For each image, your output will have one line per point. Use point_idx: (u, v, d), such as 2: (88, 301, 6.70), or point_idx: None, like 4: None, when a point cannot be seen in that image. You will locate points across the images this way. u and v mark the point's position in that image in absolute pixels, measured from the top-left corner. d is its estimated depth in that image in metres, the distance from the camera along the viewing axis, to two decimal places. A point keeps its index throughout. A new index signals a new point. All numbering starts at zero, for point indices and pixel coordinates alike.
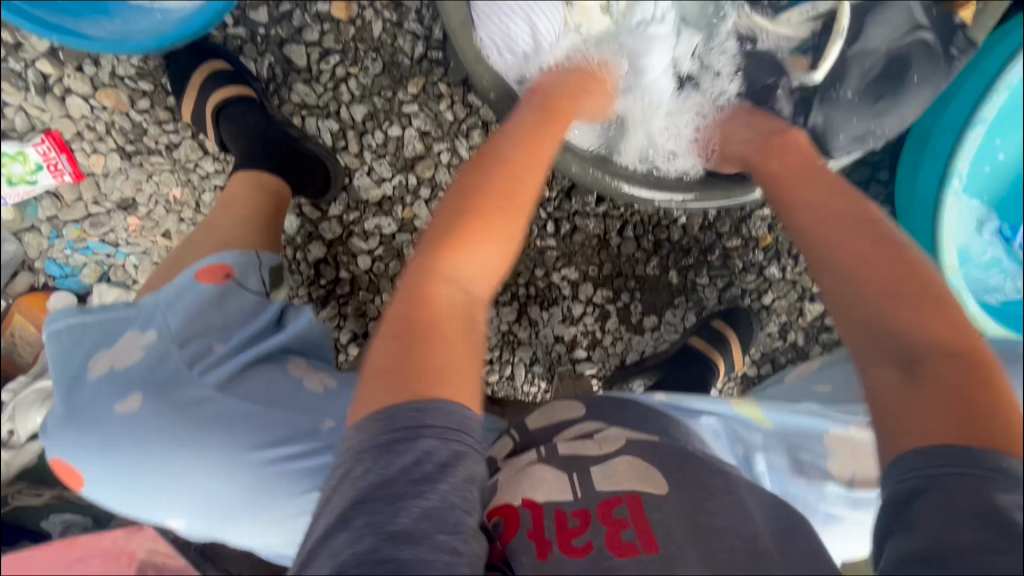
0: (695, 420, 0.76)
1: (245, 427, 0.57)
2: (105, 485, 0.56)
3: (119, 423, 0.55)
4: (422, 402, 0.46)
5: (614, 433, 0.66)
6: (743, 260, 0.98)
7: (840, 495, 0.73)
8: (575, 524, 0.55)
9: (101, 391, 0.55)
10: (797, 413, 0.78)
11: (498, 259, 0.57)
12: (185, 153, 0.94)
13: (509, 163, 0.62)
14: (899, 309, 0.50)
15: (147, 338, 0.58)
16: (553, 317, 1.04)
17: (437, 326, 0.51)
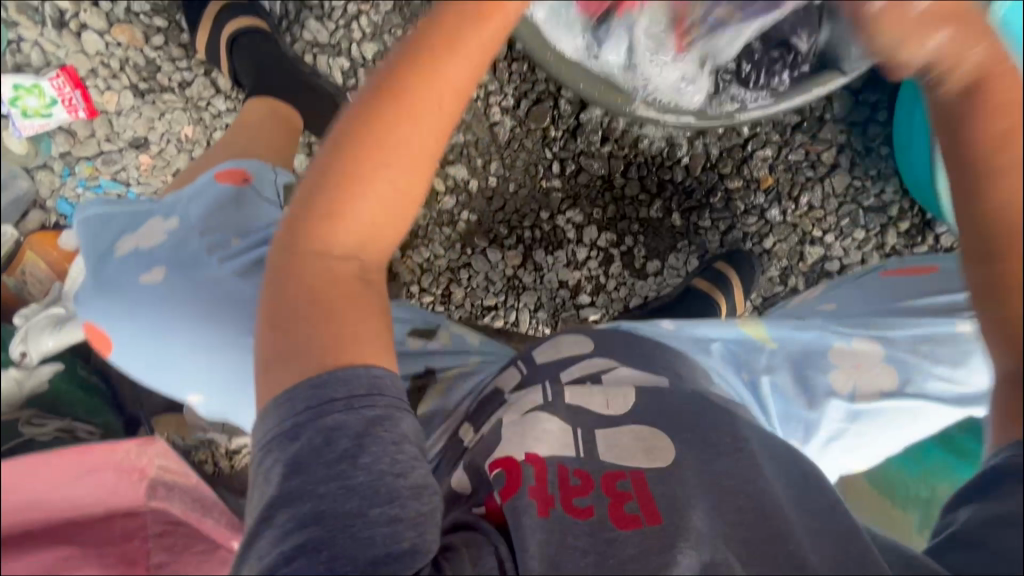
0: (701, 346, 0.79)
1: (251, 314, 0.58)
2: (131, 353, 0.59)
3: (143, 294, 0.57)
4: (317, 379, 0.47)
5: (625, 376, 0.68)
6: (745, 202, 1.00)
7: (842, 409, 0.75)
8: (577, 486, 0.55)
9: (126, 266, 0.58)
10: (800, 332, 0.81)
11: (389, 221, 0.54)
12: (197, 91, 0.95)
13: (387, 118, 0.51)
14: None
15: (169, 224, 0.60)
16: (557, 261, 1.05)
17: (321, 301, 0.51)
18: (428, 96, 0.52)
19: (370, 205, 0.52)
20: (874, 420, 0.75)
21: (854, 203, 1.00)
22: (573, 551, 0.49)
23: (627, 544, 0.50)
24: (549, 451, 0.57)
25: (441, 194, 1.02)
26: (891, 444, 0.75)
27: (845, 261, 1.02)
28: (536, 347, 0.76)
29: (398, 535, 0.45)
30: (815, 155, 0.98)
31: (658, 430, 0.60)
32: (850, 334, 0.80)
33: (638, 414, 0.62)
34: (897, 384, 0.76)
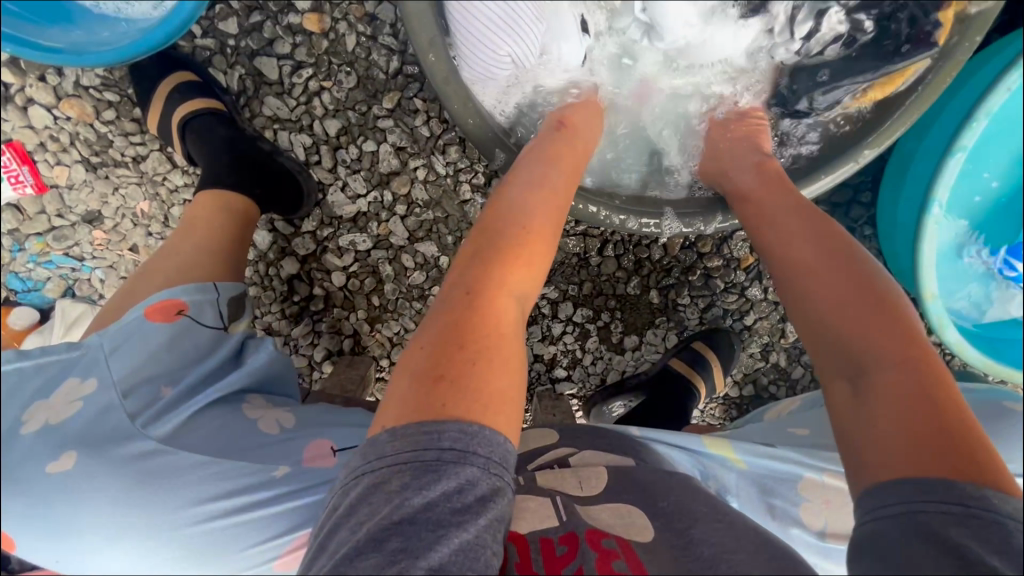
0: (669, 456, 0.71)
1: (187, 477, 0.51)
2: (40, 549, 0.47)
3: (44, 487, 0.47)
4: (472, 427, 0.46)
5: (591, 456, 0.67)
6: (725, 280, 0.97)
7: (810, 544, 0.68)
8: (564, 552, 0.53)
9: (35, 448, 0.47)
10: (769, 457, 0.72)
11: (540, 275, 0.58)
12: (152, 166, 0.91)
13: (545, 202, 0.61)
14: (888, 341, 0.53)
15: (86, 388, 0.51)
16: (532, 336, 1.02)
17: (485, 341, 0.51)
18: (563, 187, 0.65)
19: (537, 255, 0.58)
20: (842, 562, 0.68)
21: None
22: None
23: None
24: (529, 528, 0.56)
25: (409, 269, 0.97)
26: None
27: None
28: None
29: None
30: None
31: (633, 507, 0.59)
32: (820, 466, 0.72)
33: (611, 494, 0.61)
34: None
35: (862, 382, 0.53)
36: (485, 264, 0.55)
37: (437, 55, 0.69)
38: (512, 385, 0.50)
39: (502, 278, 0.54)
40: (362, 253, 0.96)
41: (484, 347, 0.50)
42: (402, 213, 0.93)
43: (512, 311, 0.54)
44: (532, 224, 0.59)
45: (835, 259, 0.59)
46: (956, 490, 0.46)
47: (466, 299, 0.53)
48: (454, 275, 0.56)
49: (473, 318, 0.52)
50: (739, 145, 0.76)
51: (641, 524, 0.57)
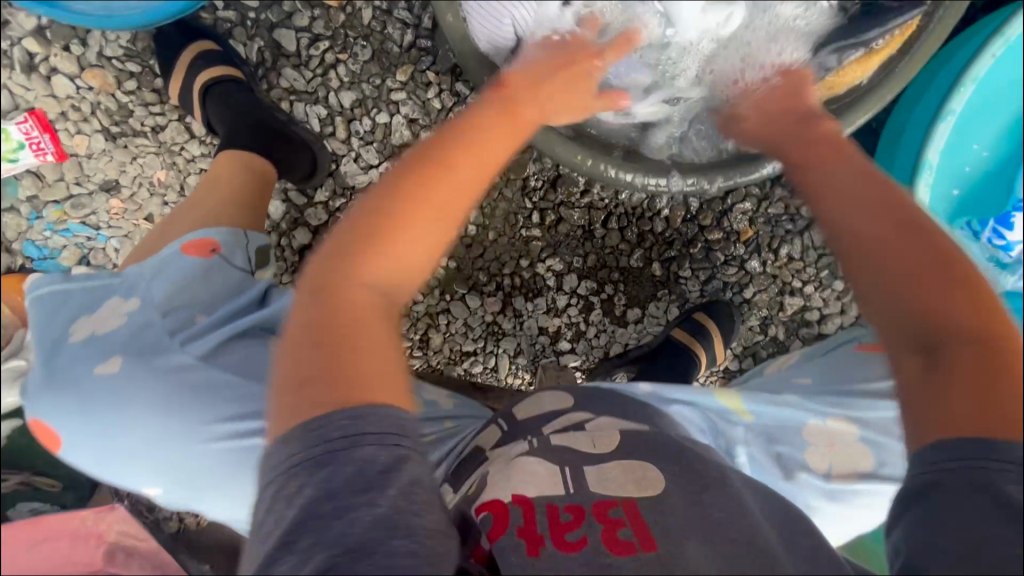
0: (678, 413, 0.74)
1: (219, 394, 0.55)
2: (85, 448, 0.52)
3: (90, 391, 0.51)
4: (356, 408, 0.47)
5: (607, 423, 0.68)
6: (725, 253, 1.00)
7: (817, 487, 0.71)
8: (569, 519, 0.55)
9: (82, 355, 0.52)
10: (776, 405, 0.75)
11: (423, 251, 0.55)
12: (170, 136, 0.93)
13: (431, 171, 0.57)
14: (954, 304, 0.50)
15: (130, 305, 0.54)
16: (537, 308, 1.05)
17: (353, 330, 0.50)
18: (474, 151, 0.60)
19: (413, 230, 0.54)
20: (848, 500, 0.71)
21: (833, 256, 1.00)
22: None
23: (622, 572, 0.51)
24: (536, 491, 0.58)
25: None
26: (871, 521, 0.72)
27: (824, 311, 1.03)
28: (517, 403, 0.75)
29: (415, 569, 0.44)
30: (794, 209, 0.98)
31: (645, 463, 0.62)
32: (826, 411, 0.74)
33: (624, 451, 0.63)
34: (872, 466, 0.71)
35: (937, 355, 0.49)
36: (351, 250, 0.53)
37: (454, 15, 0.75)
38: (388, 367, 0.50)
39: (366, 264, 0.52)
40: None
41: (348, 341, 0.50)
42: None
43: (375, 298, 0.53)
44: (403, 197, 0.55)
45: (903, 217, 0.54)
46: (1009, 450, 0.45)
47: (331, 289, 0.52)
48: (320, 266, 0.54)
49: (340, 311, 0.51)
50: (766, 101, 0.73)
51: (651, 478, 0.60)
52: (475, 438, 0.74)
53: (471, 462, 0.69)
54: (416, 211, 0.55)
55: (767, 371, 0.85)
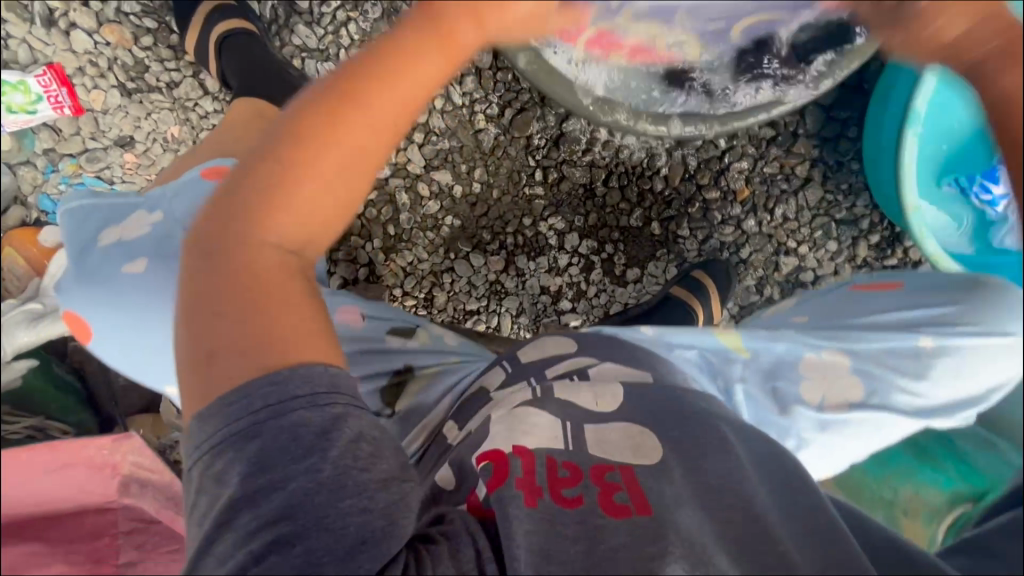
0: (678, 355, 0.78)
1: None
2: (109, 345, 0.55)
3: (117, 291, 0.54)
4: (279, 373, 0.48)
5: (610, 370, 0.70)
6: (722, 212, 1.03)
7: (811, 419, 0.73)
8: (566, 475, 0.56)
9: (111, 259, 0.55)
10: (774, 340, 0.78)
11: (330, 212, 0.52)
12: (184, 91, 0.96)
13: (318, 130, 0.49)
14: None
15: (154, 217, 0.57)
16: (539, 267, 1.07)
17: (260, 299, 0.50)
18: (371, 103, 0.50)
19: (311, 194, 0.51)
20: (842, 431, 0.73)
21: (827, 216, 1.03)
22: (562, 537, 0.50)
23: (617, 535, 0.50)
24: (537, 444, 0.59)
25: (425, 198, 1.03)
26: (863, 449, 0.73)
27: (818, 272, 1.05)
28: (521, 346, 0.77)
29: (367, 524, 0.46)
30: (789, 169, 1.01)
31: (646, 428, 0.62)
32: (821, 345, 0.77)
33: (627, 412, 0.64)
34: (863, 396, 0.74)
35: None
36: (243, 217, 0.50)
37: None
38: (306, 326, 0.51)
39: (265, 232, 0.51)
40: (382, 180, 1.02)
41: (257, 308, 0.50)
42: (419, 141, 0.99)
43: (286, 259, 0.52)
44: (292, 162, 0.49)
45: None
46: None
47: (230, 258, 0.50)
48: (212, 231, 0.51)
49: (243, 280, 0.50)
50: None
51: (648, 445, 0.61)
52: (478, 380, 0.74)
53: (475, 401, 0.69)
54: (310, 177, 0.50)
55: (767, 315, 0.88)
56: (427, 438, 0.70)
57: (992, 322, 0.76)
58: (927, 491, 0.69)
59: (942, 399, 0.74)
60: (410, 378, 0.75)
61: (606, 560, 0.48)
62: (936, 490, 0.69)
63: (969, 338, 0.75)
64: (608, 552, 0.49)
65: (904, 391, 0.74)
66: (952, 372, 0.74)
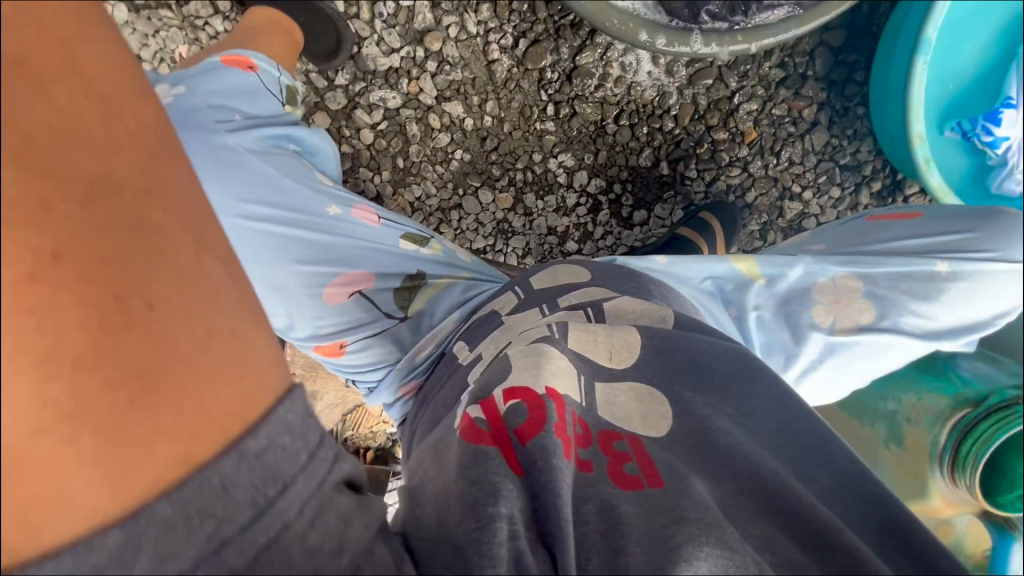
0: (695, 284, 0.79)
1: (251, 177, 0.70)
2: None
3: None
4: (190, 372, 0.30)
5: (626, 306, 0.67)
6: (730, 154, 1.04)
7: (819, 341, 0.76)
8: (580, 433, 0.51)
9: None
10: (789, 268, 0.79)
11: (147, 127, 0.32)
12: (194, 9, 0.94)
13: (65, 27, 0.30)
14: None
15: (176, 91, 0.70)
16: (547, 206, 1.07)
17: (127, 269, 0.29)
18: None
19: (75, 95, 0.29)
20: (845, 353, 0.77)
21: (831, 161, 1.04)
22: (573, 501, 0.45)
23: (627, 503, 0.45)
24: (566, 389, 0.53)
25: (436, 130, 1.02)
26: (864, 374, 0.78)
27: (821, 218, 1.07)
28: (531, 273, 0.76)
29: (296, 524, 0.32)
30: (797, 112, 1.02)
31: (656, 391, 0.56)
32: (833, 269, 0.79)
33: (640, 369, 0.58)
34: (873, 320, 0.77)
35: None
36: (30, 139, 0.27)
37: None
38: (180, 240, 0.31)
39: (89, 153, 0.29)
40: (392, 110, 1.01)
41: (71, 261, 0.27)
42: (432, 70, 0.98)
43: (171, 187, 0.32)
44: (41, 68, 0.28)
45: None
46: None
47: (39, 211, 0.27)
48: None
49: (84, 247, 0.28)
50: None
51: (660, 411, 0.54)
52: (492, 301, 0.73)
53: (486, 323, 0.69)
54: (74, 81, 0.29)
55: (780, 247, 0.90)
56: (439, 348, 0.71)
57: (1009, 249, 0.77)
58: (930, 397, 0.73)
59: (949, 323, 0.77)
60: (422, 285, 0.74)
61: (622, 524, 0.43)
62: (940, 396, 0.72)
63: (983, 263, 0.77)
64: (623, 518, 0.43)
65: (915, 314, 0.76)
66: (963, 297, 0.77)
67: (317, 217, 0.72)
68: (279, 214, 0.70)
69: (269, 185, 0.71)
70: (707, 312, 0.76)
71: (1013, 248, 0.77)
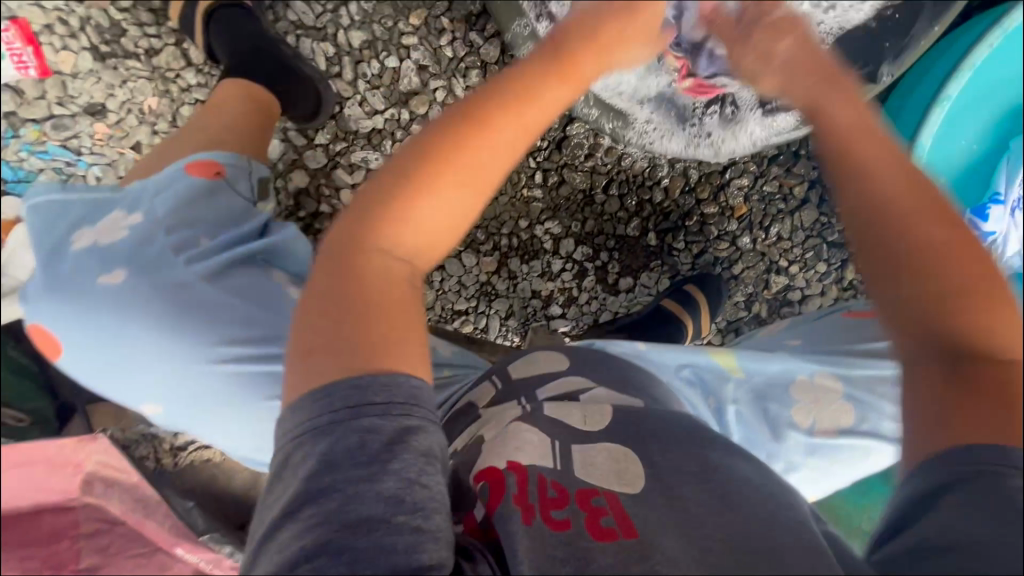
0: (671, 373, 0.76)
1: (216, 318, 0.54)
2: (91, 355, 0.53)
3: (90, 296, 0.51)
4: (361, 376, 0.42)
5: (602, 395, 0.64)
6: (718, 228, 1.03)
7: (800, 442, 0.74)
8: (554, 495, 0.50)
9: (82, 264, 0.52)
10: (766, 362, 0.78)
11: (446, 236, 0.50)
12: (165, 61, 0.90)
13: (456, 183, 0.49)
14: (973, 317, 0.47)
15: (130, 220, 0.54)
16: (532, 271, 1.04)
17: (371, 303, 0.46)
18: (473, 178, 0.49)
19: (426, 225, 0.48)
20: (827, 455, 0.75)
21: (819, 239, 1.04)
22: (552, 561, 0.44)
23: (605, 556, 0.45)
24: (530, 459, 0.53)
25: None
26: (846, 476, 0.75)
27: (806, 292, 1.05)
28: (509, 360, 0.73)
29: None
30: (788, 189, 1.02)
31: (630, 450, 0.54)
32: (812, 367, 0.78)
33: (613, 431, 0.57)
34: (852, 423, 0.75)
35: (960, 364, 0.46)
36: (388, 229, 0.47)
37: None
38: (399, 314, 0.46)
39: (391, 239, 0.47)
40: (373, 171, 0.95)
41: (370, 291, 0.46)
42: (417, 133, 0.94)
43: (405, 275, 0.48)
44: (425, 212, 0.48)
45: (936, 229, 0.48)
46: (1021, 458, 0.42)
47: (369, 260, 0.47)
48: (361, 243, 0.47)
49: (360, 281, 0.46)
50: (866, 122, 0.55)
51: (634, 470, 0.53)
52: (470, 392, 0.71)
53: (465, 417, 0.67)
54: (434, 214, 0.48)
55: (760, 336, 0.88)
56: None
57: None
58: None
59: None
60: None
61: None
62: None
63: None
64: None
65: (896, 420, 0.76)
66: None
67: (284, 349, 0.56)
68: (251, 353, 0.55)
69: (241, 317, 0.55)
70: (693, 408, 0.72)
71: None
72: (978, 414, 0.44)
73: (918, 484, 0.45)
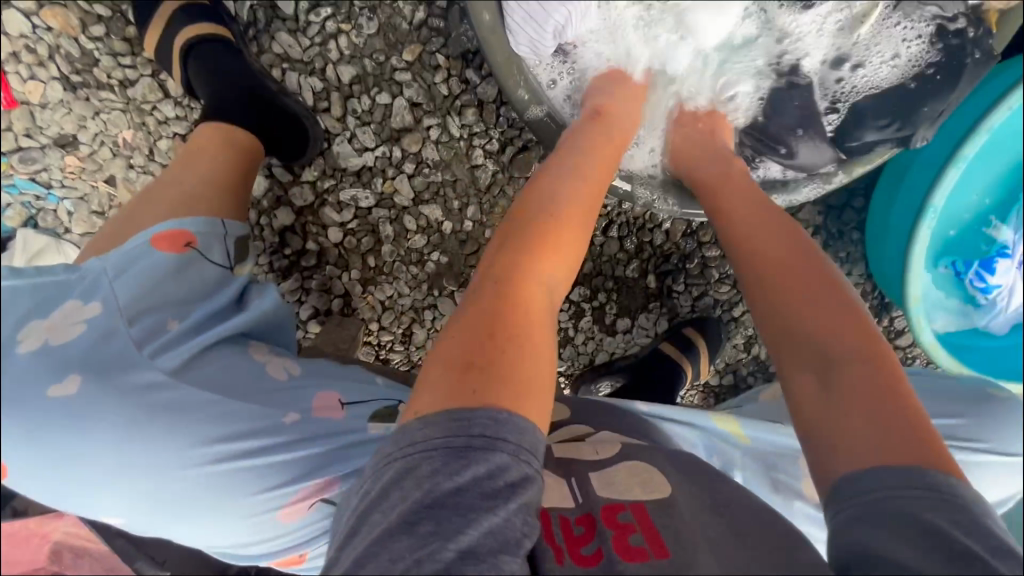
0: (674, 432, 0.73)
1: (191, 415, 0.53)
2: (50, 466, 0.49)
3: (47, 409, 0.48)
4: (503, 414, 0.43)
5: (611, 434, 0.63)
6: (720, 271, 1.00)
7: (807, 515, 0.71)
8: (580, 532, 0.48)
9: (37, 369, 0.48)
10: (772, 432, 0.76)
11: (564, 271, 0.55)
12: (141, 92, 0.84)
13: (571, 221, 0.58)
14: (836, 332, 0.55)
15: (88, 311, 0.51)
16: None
17: (526, 326, 0.49)
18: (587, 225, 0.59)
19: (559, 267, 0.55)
20: None
21: None
22: None
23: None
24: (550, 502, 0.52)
25: (410, 232, 0.92)
26: None
27: None
28: None
29: None
30: None
31: (652, 468, 0.54)
32: None
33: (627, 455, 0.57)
34: None
35: (832, 377, 0.53)
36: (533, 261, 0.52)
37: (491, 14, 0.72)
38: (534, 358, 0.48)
39: (535, 269, 0.52)
40: (364, 211, 0.91)
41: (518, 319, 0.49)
42: (409, 171, 0.90)
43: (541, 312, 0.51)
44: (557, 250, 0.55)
45: (804, 267, 0.60)
46: (925, 474, 0.46)
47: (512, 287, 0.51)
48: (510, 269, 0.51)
49: (519, 301, 0.50)
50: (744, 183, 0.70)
51: (659, 480, 0.53)
52: None
53: None
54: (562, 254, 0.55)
55: (763, 401, 0.86)
56: None
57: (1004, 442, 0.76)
58: None
59: None
60: None
61: None
62: None
63: (981, 456, 0.75)
64: None
65: None
66: None
67: (270, 439, 0.56)
68: (230, 446, 0.54)
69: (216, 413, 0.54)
70: None
71: (1005, 441, 0.76)
72: (848, 418, 0.50)
73: (836, 517, 0.47)
